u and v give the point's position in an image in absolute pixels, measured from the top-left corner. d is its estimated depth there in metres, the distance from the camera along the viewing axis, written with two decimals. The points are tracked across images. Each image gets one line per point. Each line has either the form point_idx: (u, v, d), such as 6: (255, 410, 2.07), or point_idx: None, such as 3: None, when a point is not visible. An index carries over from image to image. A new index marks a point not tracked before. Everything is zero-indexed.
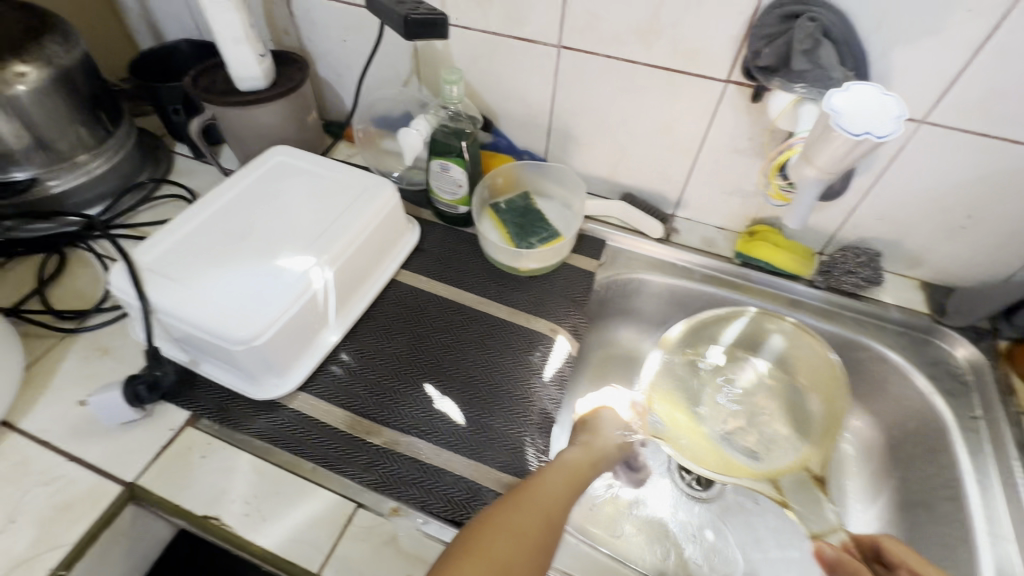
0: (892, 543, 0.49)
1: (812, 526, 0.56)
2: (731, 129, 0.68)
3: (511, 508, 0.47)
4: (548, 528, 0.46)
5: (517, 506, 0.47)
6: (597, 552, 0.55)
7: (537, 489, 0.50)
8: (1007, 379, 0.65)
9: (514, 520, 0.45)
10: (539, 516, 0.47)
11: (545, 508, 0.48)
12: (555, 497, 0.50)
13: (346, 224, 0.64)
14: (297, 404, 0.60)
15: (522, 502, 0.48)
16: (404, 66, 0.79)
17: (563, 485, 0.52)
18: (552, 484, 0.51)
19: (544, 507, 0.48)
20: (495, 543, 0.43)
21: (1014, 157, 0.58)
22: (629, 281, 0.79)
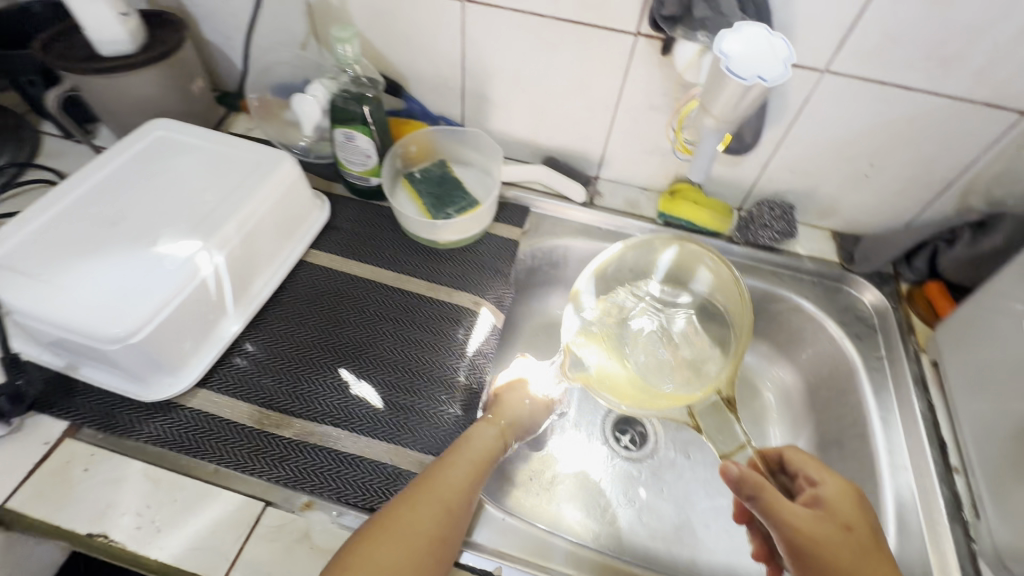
0: (793, 452, 0.51)
1: (722, 447, 0.52)
2: (644, 85, 0.66)
3: (404, 509, 0.46)
4: (441, 526, 0.46)
5: (411, 505, 0.46)
6: (528, 526, 0.55)
7: (437, 482, 0.49)
8: (908, 319, 0.69)
9: (405, 523, 0.45)
10: (437, 508, 0.47)
11: (441, 505, 0.47)
12: (454, 489, 0.49)
13: (237, 202, 0.58)
14: (195, 402, 0.55)
15: (418, 500, 0.47)
16: (298, 26, 0.72)
17: (465, 472, 0.51)
18: (453, 475, 0.50)
19: (440, 504, 0.47)
20: (381, 552, 0.42)
21: (909, 104, 0.60)
22: (554, 247, 0.78)
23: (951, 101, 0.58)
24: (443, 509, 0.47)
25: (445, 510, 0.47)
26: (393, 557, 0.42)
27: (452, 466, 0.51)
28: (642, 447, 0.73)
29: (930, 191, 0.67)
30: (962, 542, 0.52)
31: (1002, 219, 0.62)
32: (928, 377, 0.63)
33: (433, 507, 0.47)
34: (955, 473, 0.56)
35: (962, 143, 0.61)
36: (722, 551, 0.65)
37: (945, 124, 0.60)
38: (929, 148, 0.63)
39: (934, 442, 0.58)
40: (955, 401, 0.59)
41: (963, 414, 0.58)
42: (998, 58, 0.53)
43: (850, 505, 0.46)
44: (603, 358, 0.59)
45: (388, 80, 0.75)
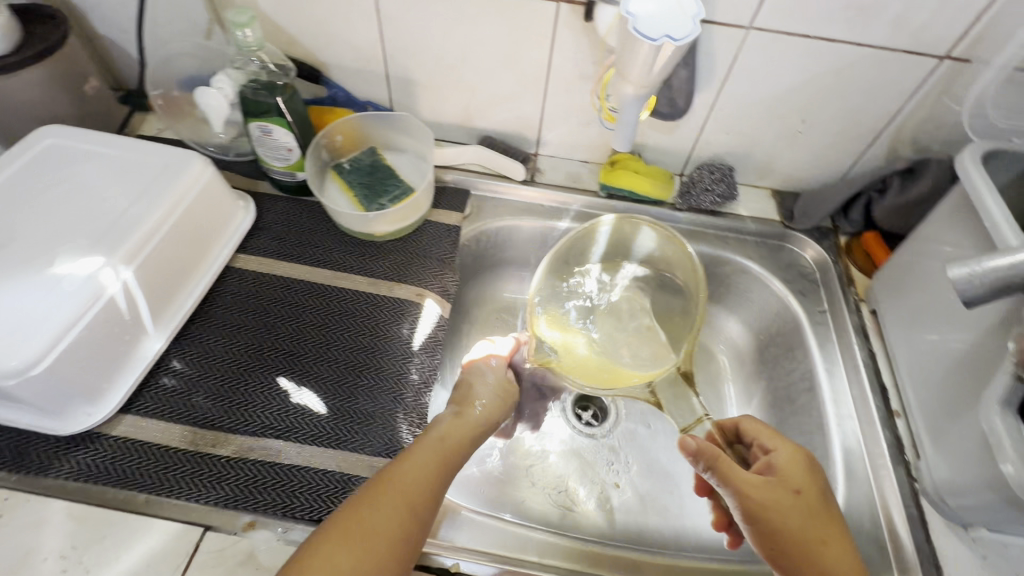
0: (750, 424, 0.50)
1: (680, 421, 0.53)
2: (573, 54, 0.64)
3: (365, 510, 0.43)
4: (406, 528, 0.43)
5: (371, 505, 0.43)
6: (497, 521, 0.55)
7: (400, 481, 0.45)
8: (847, 271, 0.70)
9: (365, 526, 0.42)
10: (399, 509, 0.44)
11: (406, 505, 0.44)
12: (422, 486, 0.46)
13: (142, 210, 0.53)
14: (120, 430, 0.51)
15: (380, 501, 0.44)
16: (197, 13, 0.66)
17: (435, 468, 0.48)
18: (420, 471, 0.47)
19: (404, 503, 0.44)
20: (337, 560, 0.40)
21: (834, 56, 0.59)
22: (499, 229, 0.75)
23: (874, 51, 0.58)
24: (408, 509, 0.44)
25: (410, 510, 0.44)
26: (351, 564, 0.40)
27: (420, 461, 0.48)
28: (603, 421, 0.73)
29: (861, 143, 0.68)
30: (905, 482, 0.54)
31: (928, 165, 0.63)
32: (869, 325, 0.65)
33: (396, 508, 0.44)
34: (896, 416, 0.58)
35: (888, 92, 0.62)
36: (686, 515, 0.65)
37: (871, 74, 0.60)
38: (856, 100, 0.63)
39: (876, 389, 0.60)
40: (894, 347, 0.61)
41: (901, 359, 0.59)
42: (915, 4, 0.53)
43: (801, 471, 0.46)
44: (565, 340, 0.55)
45: (305, 66, 0.70)
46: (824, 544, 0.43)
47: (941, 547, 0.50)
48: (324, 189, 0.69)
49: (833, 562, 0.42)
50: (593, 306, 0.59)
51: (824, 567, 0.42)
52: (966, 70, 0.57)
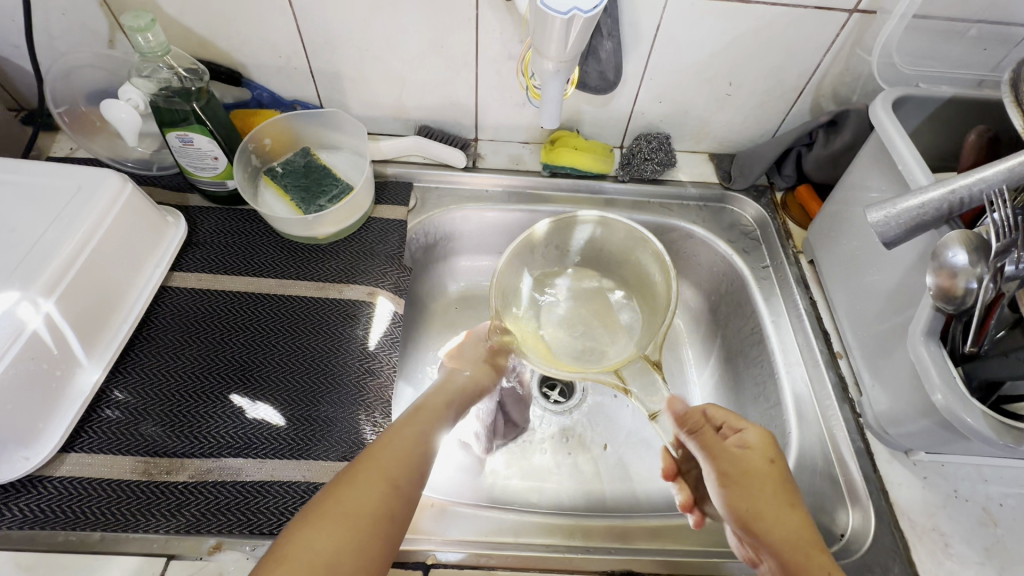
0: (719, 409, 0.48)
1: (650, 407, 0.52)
2: (499, 34, 0.63)
3: (340, 493, 0.41)
4: (388, 504, 0.42)
5: (350, 487, 0.41)
6: (483, 510, 0.56)
7: (377, 459, 0.44)
8: (785, 226, 0.72)
9: (348, 507, 0.40)
10: (379, 486, 0.42)
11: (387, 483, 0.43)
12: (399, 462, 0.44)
13: (57, 237, 0.50)
14: (64, 470, 0.49)
15: (354, 481, 0.42)
16: (97, 20, 0.62)
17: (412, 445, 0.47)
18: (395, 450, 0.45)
19: (384, 479, 0.43)
20: (323, 543, 0.37)
21: (751, 18, 0.60)
22: (446, 219, 0.75)
23: (786, 9, 0.59)
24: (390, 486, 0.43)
25: (393, 486, 0.43)
26: (334, 544, 0.37)
27: (396, 439, 0.47)
28: (571, 397, 0.73)
29: (786, 100, 0.70)
30: (850, 419, 0.57)
31: (848, 116, 0.66)
32: (808, 275, 0.68)
33: (377, 486, 0.42)
34: (839, 357, 0.61)
35: (805, 48, 0.64)
36: (657, 477, 0.67)
37: (787, 33, 0.62)
38: (777, 59, 0.65)
39: (819, 334, 0.63)
40: (832, 293, 0.64)
41: (839, 303, 0.62)
42: None
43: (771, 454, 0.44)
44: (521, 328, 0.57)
45: (222, 69, 0.67)
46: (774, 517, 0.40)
47: (887, 474, 0.53)
48: (258, 196, 0.66)
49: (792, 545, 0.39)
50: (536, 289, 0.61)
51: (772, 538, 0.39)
52: (874, 21, 0.60)
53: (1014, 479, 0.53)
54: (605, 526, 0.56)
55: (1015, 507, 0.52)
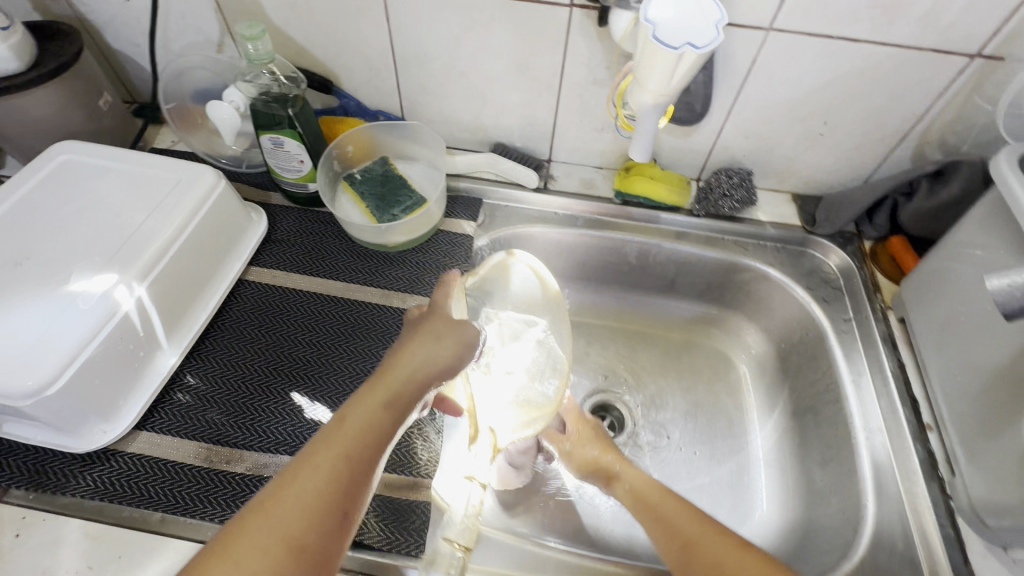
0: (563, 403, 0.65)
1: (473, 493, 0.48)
2: (586, 60, 0.62)
3: (284, 504, 0.35)
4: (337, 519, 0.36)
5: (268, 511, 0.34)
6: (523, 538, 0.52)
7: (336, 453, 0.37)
8: (872, 278, 0.67)
9: (259, 544, 0.33)
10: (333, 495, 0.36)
11: (326, 502, 0.36)
12: (340, 472, 0.37)
13: (155, 226, 0.53)
14: (135, 447, 0.51)
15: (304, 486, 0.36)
16: (211, 26, 0.67)
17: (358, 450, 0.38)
18: (338, 451, 0.38)
19: (313, 504, 0.35)
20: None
21: (858, 57, 0.57)
22: (513, 238, 0.74)
23: (898, 50, 0.56)
24: (324, 510, 0.35)
25: (334, 507, 0.36)
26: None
27: (353, 422, 0.39)
28: (621, 432, 0.71)
29: (886, 145, 0.65)
30: (939, 501, 0.51)
31: (959, 167, 0.61)
32: (897, 334, 0.62)
33: (308, 505, 0.35)
34: (928, 430, 0.55)
35: (914, 92, 0.59)
36: None
37: (896, 75, 0.58)
38: (881, 102, 0.61)
39: (906, 401, 0.58)
40: (925, 358, 0.58)
41: (933, 370, 0.57)
42: (945, 0, 0.51)
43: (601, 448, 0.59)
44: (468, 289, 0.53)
45: (316, 77, 0.70)
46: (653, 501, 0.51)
47: (980, 569, 0.48)
48: (336, 200, 0.68)
49: (662, 506, 0.50)
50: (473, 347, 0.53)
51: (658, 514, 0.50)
52: (1000, 68, 0.55)
53: None
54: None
55: None
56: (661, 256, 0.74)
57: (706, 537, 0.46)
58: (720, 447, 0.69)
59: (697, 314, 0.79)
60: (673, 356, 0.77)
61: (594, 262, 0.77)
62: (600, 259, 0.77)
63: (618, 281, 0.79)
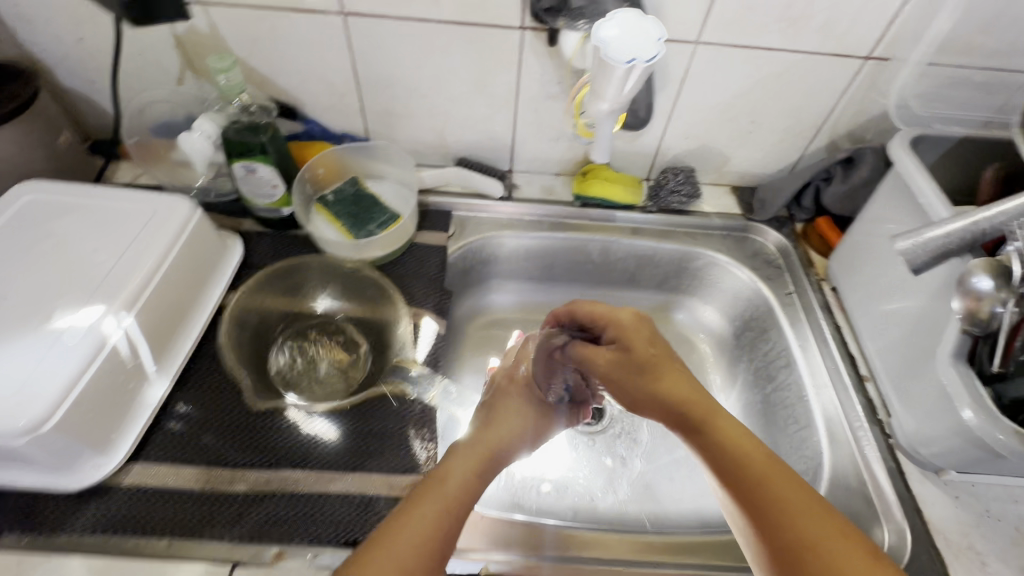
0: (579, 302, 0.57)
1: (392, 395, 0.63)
2: (540, 76, 0.68)
3: (401, 518, 0.40)
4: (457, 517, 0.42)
5: (446, 488, 0.43)
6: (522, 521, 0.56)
7: (446, 478, 0.44)
8: (806, 254, 0.76)
9: (425, 521, 0.40)
10: (439, 506, 0.42)
11: (424, 541, 0.39)
12: (436, 512, 0.41)
13: (137, 258, 0.54)
14: (131, 479, 0.51)
15: (423, 504, 0.42)
16: (173, 60, 0.68)
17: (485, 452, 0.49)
18: (440, 492, 0.43)
19: (443, 513, 0.42)
20: None
21: (772, 63, 0.66)
22: (484, 245, 0.79)
23: (804, 55, 0.64)
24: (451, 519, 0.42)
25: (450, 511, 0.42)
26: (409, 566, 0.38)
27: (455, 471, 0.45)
28: (600, 420, 0.75)
29: (804, 137, 0.75)
30: (881, 440, 0.59)
31: (865, 153, 0.70)
32: (832, 301, 0.71)
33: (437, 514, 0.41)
34: (866, 381, 0.63)
35: (823, 91, 0.69)
36: (690, 499, 0.68)
37: (805, 76, 0.67)
38: (797, 101, 0.70)
39: (845, 358, 0.65)
40: (857, 319, 0.66)
41: (864, 328, 0.65)
42: (838, 13, 0.60)
43: (683, 388, 0.49)
44: None
45: (280, 105, 0.72)
46: (772, 481, 0.42)
47: (919, 493, 0.55)
48: (310, 221, 0.70)
49: (775, 485, 0.42)
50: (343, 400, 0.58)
51: (768, 494, 0.41)
52: (887, 67, 0.65)
53: None
54: (636, 541, 0.57)
55: None
56: (622, 251, 0.80)
57: (806, 521, 0.40)
58: None
59: (659, 303, 0.85)
60: None
61: (562, 262, 0.82)
62: (567, 259, 0.82)
63: (584, 278, 0.85)
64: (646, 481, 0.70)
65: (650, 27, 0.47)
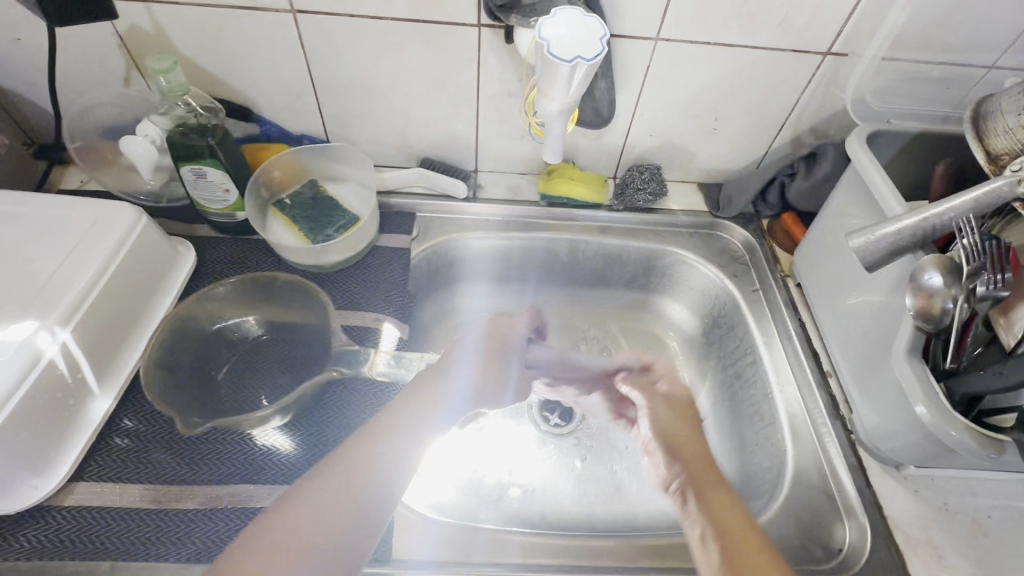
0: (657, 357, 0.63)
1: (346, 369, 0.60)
2: (500, 74, 0.67)
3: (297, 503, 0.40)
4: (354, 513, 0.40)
5: (340, 472, 0.42)
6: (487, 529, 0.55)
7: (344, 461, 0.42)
8: (772, 250, 0.76)
9: (318, 502, 0.40)
10: (340, 489, 0.41)
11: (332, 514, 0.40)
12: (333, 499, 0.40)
13: (75, 268, 0.52)
14: (73, 500, 0.49)
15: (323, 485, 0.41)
16: (117, 61, 0.65)
17: (412, 417, 0.47)
18: (341, 474, 0.41)
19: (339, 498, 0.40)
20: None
21: (732, 59, 0.65)
22: (450, 247, 0.77)
23: (764, 51, 0.64)
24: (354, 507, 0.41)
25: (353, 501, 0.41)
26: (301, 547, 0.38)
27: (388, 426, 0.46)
28: (571, 421, 0.74)
29: (768, 133, 0.75)
30: (843, 435, 0.59)
31: (827, 149, 0.70)
32: (796, 298, 0.71)
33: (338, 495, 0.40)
34: (829, 376, 0.63)
35: (785, 87, 0.68)
36: (659, 499, 0.68)
37: (765, 72, 0.67)
38: (759, 97, 0.70)
39: (809, 354, 0.66)
40: (820, 315, 0.66)
41: (826, 324, 0.65)
42: (795, 9, 0.60)
43: (695, 451, 0.49)
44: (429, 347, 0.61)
45: (234, 107, 0.70)
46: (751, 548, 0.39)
47: (879, 488, 0.55)
48: (266, 226, 0.68)
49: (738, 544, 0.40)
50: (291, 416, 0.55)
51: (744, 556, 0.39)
52: (846, 62, 0.65)
53: (1000, 491, 0.55)
54: (595, 544, 0.55)
55: (1003, 518, 0.53)
56: (590, 250, 0.80)
57: (745, 539, 0.40)
58: None
59: (629, 301, 0.85)
60: (611, 342, 0.83)
61: (530, 263, 0.81)
62: (536, 260, 0.81)
63: (554, 278, 0.84)
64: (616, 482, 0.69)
65: (593, 25, 0.46)
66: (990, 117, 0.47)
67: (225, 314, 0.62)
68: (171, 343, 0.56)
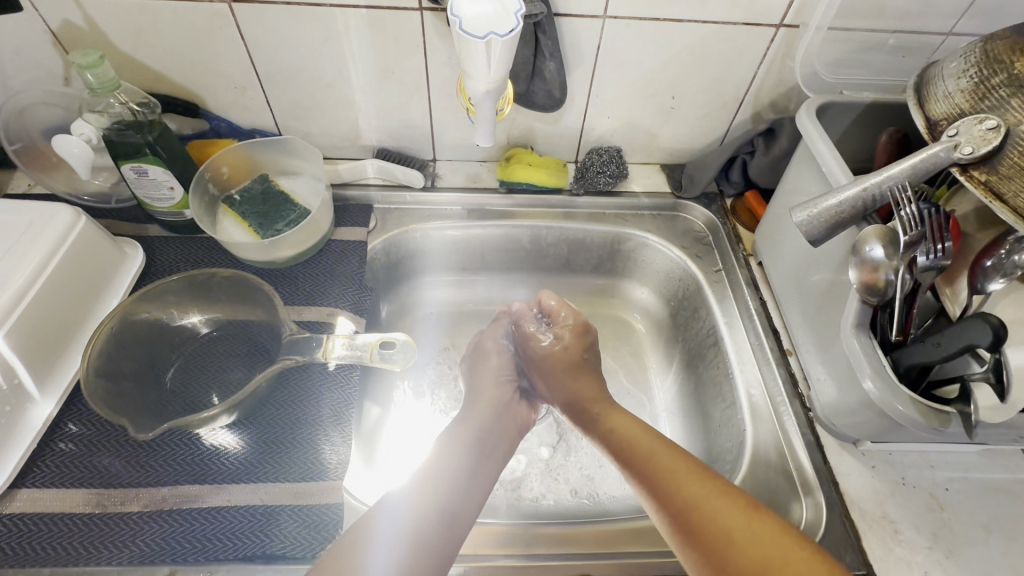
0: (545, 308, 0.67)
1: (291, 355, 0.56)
2: (448, 60, 0.66)
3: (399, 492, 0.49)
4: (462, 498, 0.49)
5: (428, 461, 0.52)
6: None
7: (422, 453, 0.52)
8: (734, 230, 0.75)
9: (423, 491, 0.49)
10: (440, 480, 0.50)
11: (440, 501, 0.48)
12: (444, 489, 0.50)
13: (7, 273, 0.50)
14: (14, 507, 0.48)
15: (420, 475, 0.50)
16: (55, 58, 0.64)
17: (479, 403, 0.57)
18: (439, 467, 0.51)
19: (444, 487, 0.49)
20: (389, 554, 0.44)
21: (683, 35, 0.64)
22: (408, 238, 0.76)
23: (714, 26, 0.63)
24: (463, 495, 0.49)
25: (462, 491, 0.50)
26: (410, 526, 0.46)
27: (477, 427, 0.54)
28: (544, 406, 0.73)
29: (727, 111, 0.73)
30: (802, 414, 0.58)
31: (784, 124, 0.69)
32: (758, 276, 0.70)
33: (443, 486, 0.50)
34: (788, 355, 0.63)
35: (740, 61, 0.67)
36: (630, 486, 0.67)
37: (719, 48, 0.65)
38: (714, 73, 0.68)
39: (769, 332, 0.65)
40: (781, 293, 0.66)
41: (786, 302, 0.64)
42: None
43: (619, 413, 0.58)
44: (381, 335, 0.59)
45: (178, 101, 0.69)
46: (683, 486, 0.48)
47: (837, 465, 0.55)
48: (217, 224, 0.67)
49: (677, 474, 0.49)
50: (242, 413, 0.54)
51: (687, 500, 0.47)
52: (799, 34, 0.63)
53: (958, 463, 0.54)
54: (543, 530, 0.54)
55: (960, 491, 0.53)
56: (552, 236, 0.78)
57: (677, 472, 0.50)
58: (628, 403, 0.75)
59: (596, 287, 0.84)
60: None
61: (493, 252, 0.80)
62: (499, 249, 0.80)
63: (519, 266, 0.83)
64: (583, 470, 0.68)
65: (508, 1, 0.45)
66: (932, 81, 0.46)
67: (170, 313, 0.60)
68: (112, 348, 0.54)
